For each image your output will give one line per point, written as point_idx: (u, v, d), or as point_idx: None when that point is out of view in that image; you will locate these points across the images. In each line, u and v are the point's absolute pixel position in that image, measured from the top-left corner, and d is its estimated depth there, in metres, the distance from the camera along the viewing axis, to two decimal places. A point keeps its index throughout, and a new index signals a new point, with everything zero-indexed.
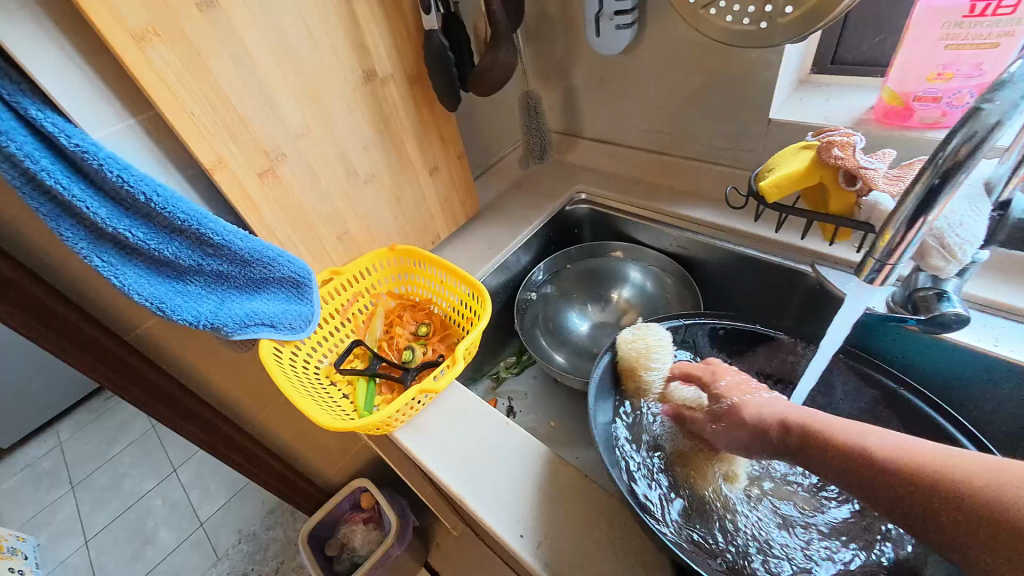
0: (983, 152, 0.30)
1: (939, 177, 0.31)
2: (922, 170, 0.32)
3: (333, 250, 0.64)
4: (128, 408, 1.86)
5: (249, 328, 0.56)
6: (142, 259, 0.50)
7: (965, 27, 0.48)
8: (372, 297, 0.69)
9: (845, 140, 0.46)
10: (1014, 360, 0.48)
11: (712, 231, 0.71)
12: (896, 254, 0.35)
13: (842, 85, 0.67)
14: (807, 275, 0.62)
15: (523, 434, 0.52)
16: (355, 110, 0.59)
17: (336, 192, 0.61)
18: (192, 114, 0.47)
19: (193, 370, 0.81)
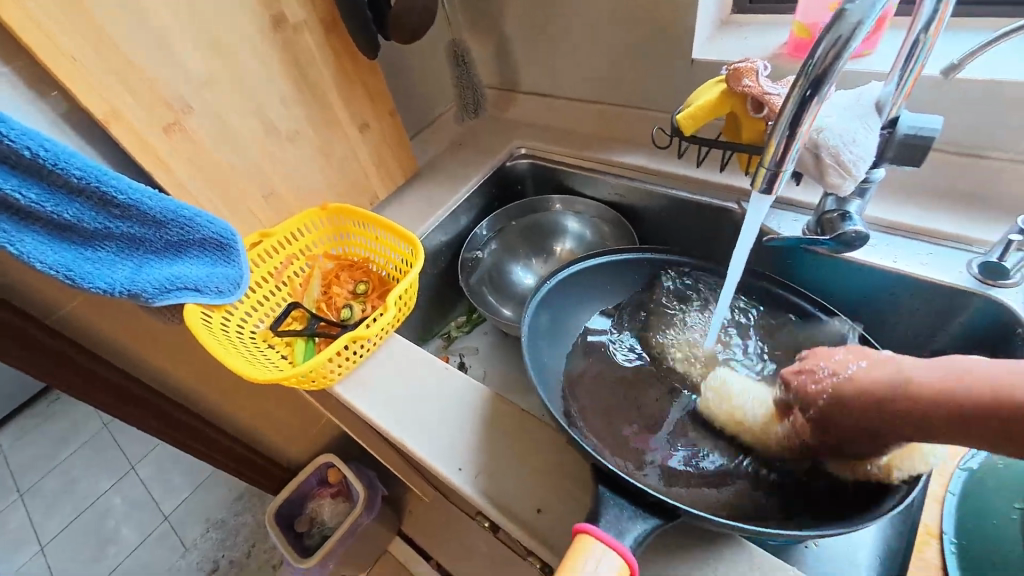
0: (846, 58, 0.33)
1: (810, 87, 0.34)
2: (796, 83, 0.35)
3: (259, 210, 0.62)
4: (75, 410, 1.77)
5: (171, 292, 0.53)
6: (41, 225, 0.47)
7: None
8: (308, 260, 0.67)
9: (749, 66, 0.48)
10: (909, 273, 0.52)
11: (646, 176, 0.73)
12: (781, 162, 0.38)
13: (759, 24, 0.68)
14: (733, 211, 0.65)
15: (462, 376, 0.53)
16: (266, 59, 0.56)
17: (254, 149, 0.59)
18: (74, 60, 0.44)
19: (127, 352, 0.78)
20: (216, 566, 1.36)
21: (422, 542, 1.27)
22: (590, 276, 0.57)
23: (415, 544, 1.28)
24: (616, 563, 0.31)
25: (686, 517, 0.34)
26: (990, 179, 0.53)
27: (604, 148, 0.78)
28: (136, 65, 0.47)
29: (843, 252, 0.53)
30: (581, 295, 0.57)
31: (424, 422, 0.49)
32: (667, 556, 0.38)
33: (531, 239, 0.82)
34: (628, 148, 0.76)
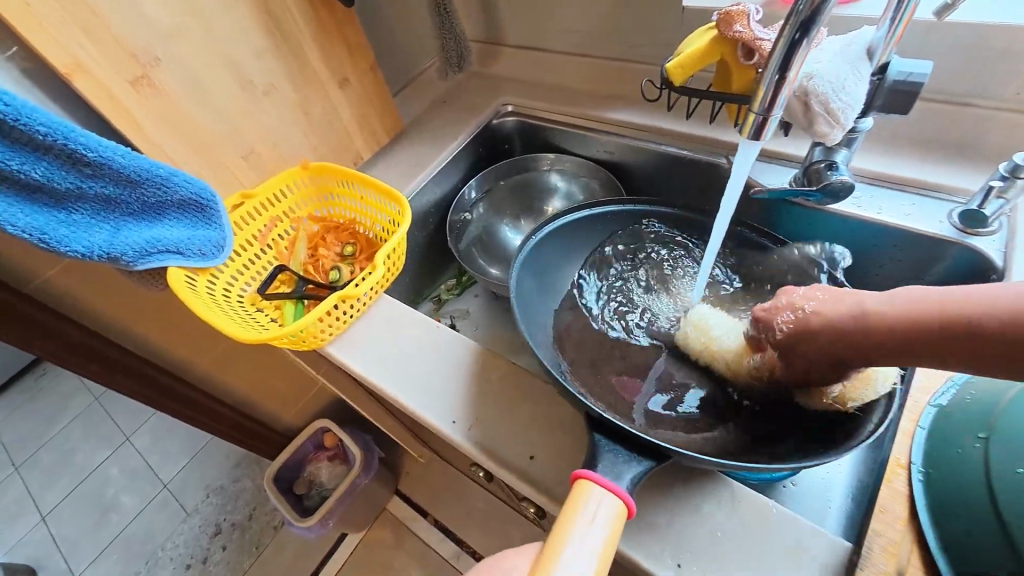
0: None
1: (799, 30, 0.34)
2: (786, 24, 0.34)
3: (239, 171, 0.60)
4: (65, 385, 1.76)
5: (153, 256, 0.52)
6: (8, 185, 0.45)
7: None
8: (293, 222, 0.66)
9: (740, 10, 0.47)
10: (892, 224, 0.53)
11: (637, 131, 0.71)
12: (770, 108, 0.38)
13: None
14: (722, 167, 0.65)
15: (453, 334, 0.53)
16: (235, 6, 0.53)
17: (229, 103, 0.56)
18: (27, 3, 0.41)
19: (113, 321, 0.77)
20: (219, 529, 1.40)
21: (419, 500, 1.32)
22: (577, 228, 0.56)
23: (413, 502, 1.32)
24: (614, 504, 0.32)
25: (673, 456, 0.36)
26: (977, 129, 0.53)
27: (593, 104, 0.76)
28: (94, 11, 0.44)
29: (829, 204, 0.54)
30: (575, 249, 0.57)
31: (417, 378, 0.50)
32: (653, 496, 0.40)
33: (517, 198, 0.81)
34: (618, 104, 0.74)
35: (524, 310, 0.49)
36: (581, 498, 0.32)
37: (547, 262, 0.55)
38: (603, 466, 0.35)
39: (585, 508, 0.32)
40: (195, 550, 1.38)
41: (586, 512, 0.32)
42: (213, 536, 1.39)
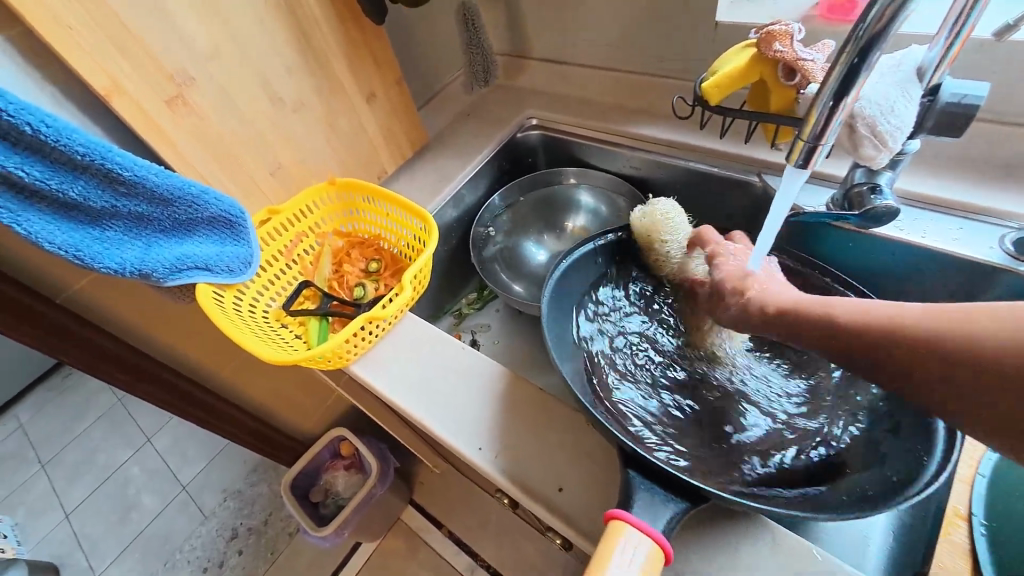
0: (900, 23, 0.31)
1: (859, 54, 0.32)
2: (843, 49, 0.33)
3: (266, 187, 0.60)
4: (89, 385, 1.79)
5: (183, 272, 0.53)
6: (45, 203, 0.45)
7: None
8: (318, 237, 0.66)
9: (784, 30, 0.45)
10: (939, 250, 0.50)
11: (664, 147, 0.70)
12: (821, 136, 0.36)
13: None
14: (754, 185, 0.63)
15: (479, 355, 0.52)
16: (268, 24, 0.53)
17: (259, 119, 0.56)
18: (69, 26, 0.41)
19: (139, 330, 0.78)
20: (235, 533, 1.41)
21: (433, 511, 1.31)
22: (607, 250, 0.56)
23: (427, 513, 1.31)
24: (651, 549, 0.31)
25: (715, 499, 0.34)
26: None
27: (620, 119, 0.74)
28: (133, 32, 0.45)
29: (868, 227, 0.52)
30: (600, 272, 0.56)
31: (442, 402, 0.49)
32: (687, 536, 0.38)
33: (542, 213, 0.80)
34: (646, 118, 0.73)
35: (557, 330, 0.48)
36: (618, 542, 0.31)
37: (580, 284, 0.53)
38: (642, 505, 0.34)
39: (621, 550, 0.30)
40: (211, 554, 1.40)
41: (623, 557, 0.30)
42: (229, 540, 1.40)
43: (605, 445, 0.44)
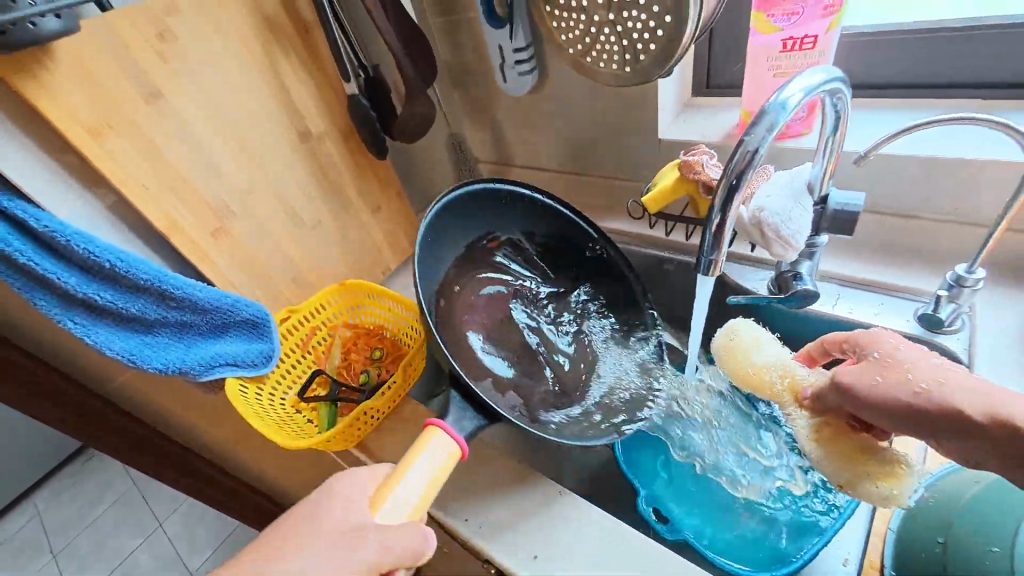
0: (758, 164, 0.39)
1: (734, 182, 0.39)
2: (722, 179, 0.40)
3: (287, 290, 0.71)
4: (107, 470, 1.84)
5: (215, 369, 0.62)
6: (111, 318, 0.57)
7: (784, 60, 0.58)
8: (329, 330, 0.74)
9: (696, 159, 0.56)
10: (865, 323, 0.58)
11: (627, 239, 0.81)
12: (718, 246, 0.42)
13: (717, 105, 0.77)
14: None
15: (468, 435, 0.60)
16: (293, 166, 0.67)
17: (283, 238, 0.68)
18: (146, 188, 0.53)
19: (167, 418, 0.86)
20: None
21: None
22: (484, 194, 0.64)
23: None
24: (449, 452, 0.44)
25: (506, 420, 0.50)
26: (935, 237, 0.59)
27: (591, 214, 0.86)
28: (192, 185, 0.57)
29: (800, 309, 0.60)
30: (482, 211, 0.64)
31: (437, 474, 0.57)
32: None
33: None
34: (612, 213, 0.84)
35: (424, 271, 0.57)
36: (433, 442, 0.44)
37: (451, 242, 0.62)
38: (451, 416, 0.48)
39: (433, 446, 0.44)
40: None
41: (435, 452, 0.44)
42: None
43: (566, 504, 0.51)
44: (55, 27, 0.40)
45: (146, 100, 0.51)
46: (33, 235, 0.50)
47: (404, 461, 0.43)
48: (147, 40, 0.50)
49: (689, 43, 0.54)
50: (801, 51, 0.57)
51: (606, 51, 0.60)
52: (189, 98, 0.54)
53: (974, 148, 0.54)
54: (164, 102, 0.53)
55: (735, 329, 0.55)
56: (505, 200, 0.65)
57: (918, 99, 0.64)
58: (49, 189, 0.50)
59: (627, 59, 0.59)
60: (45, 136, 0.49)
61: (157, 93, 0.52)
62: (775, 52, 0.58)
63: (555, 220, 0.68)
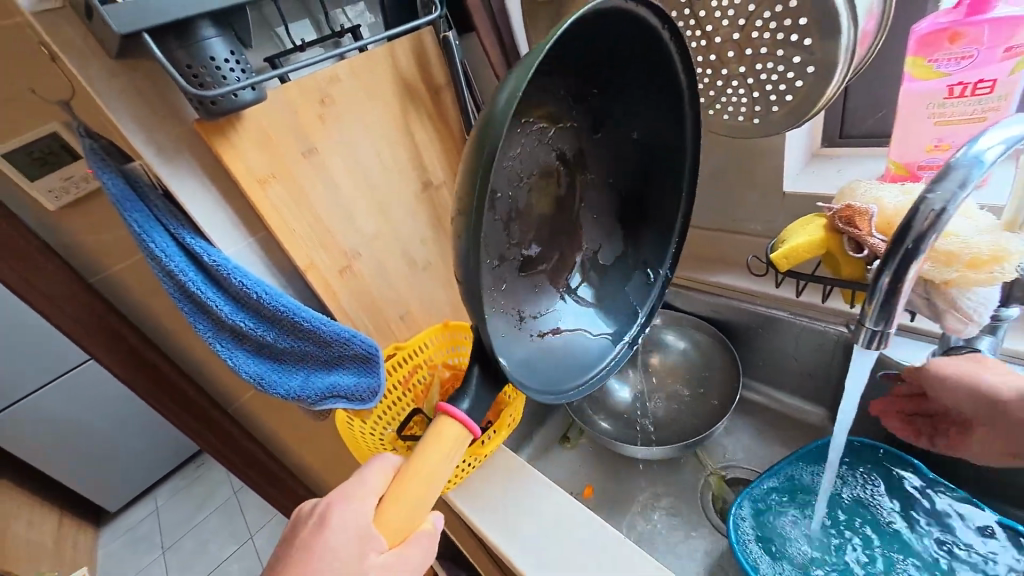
0: (943, 228, 0.34)
1: (912, 243, 0.34)
2: (893, 241, 0.35)
3: (397, 328, 0.74)
4: (214, 476, 2.03)
5: (329, 399, 0.65)
6: (249, 344, 0.63)
7: (950, 106, 0.51)
8: (429, 369, 0.76)
9: (851, 212, 0.50)
10: None
11: (742, 295, 0.75)
12: (884, 316, 0.37)
13: (853, 155, 0.70)
14: (842, 334, 0.64)
15: (562, 494, 0.56)
16: (414, 212, 0.72)
17: (399, 279, 0.73)
18: (293, 229, 0.59)
19: (275, 438, 0.93)
20: None
21: None
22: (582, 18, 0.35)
23: None
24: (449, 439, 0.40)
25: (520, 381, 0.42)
26: None
27: (700, 268, 0.81)
28: (330, 229, 0.63)
29: None
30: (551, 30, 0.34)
31: (552, 537, 0.52)
32: None
33: None
34: (724, 268, 0.79)
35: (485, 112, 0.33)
36: (452, 440, 0.40)
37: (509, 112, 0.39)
38: (469, 402, 0.42)
39: (448, 442, 0.40)
40: None
41: (451, 446, 0.41)
42: None
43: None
44: (249, 97, 0.48)
45: (305, 157, 0.59)
46: (204, 268, 0.57)
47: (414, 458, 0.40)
48: (312, 107, 0.58)
49: (833, 92, 0.50)
50: (973, 96, 0.50)
51: (734, 100, 0.57)
52: (336, 154, 0.61)
53: None
54: (317, 157, 0.60)
55: (851, 191, 0.54)
56: (617, 68, 0.44)
57: None
58: (221, 230, 0.59)
59: (756, 110, 0.56)
60: (224, 185, 0.58)
61: (312, 149, 0.59)
62: (937, 98, 0.52)
63: (659, 117, 0.48)
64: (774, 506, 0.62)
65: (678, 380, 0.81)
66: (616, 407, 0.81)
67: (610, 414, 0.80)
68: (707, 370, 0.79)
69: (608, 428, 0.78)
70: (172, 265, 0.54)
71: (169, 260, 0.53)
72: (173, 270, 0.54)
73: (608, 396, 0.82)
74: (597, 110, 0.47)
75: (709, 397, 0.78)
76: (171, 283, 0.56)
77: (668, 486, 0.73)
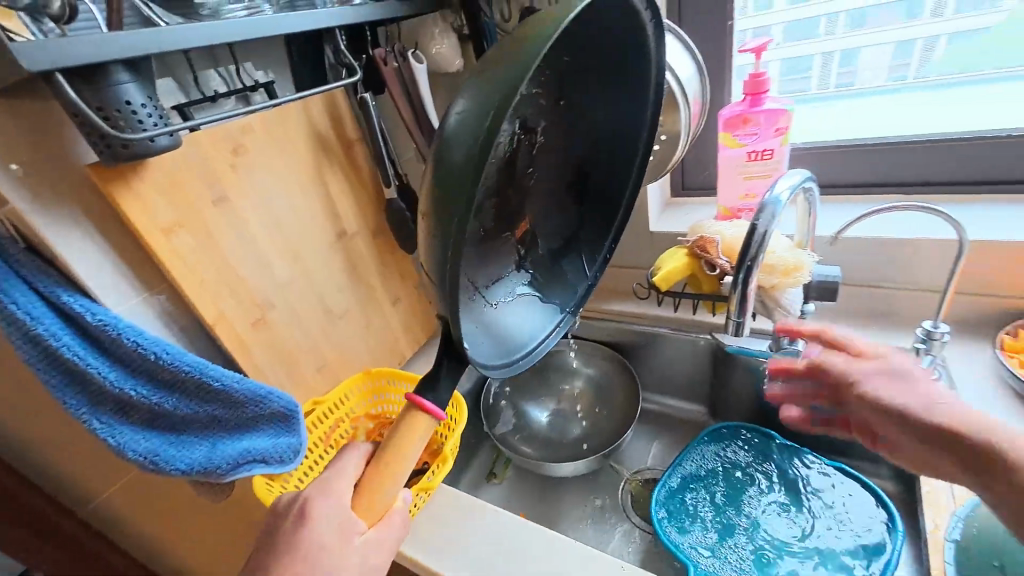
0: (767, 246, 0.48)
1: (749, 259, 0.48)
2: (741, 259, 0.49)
3: (313, 380, 0.71)
4: None
5: (243, 466, 0.59)
6: (138, 416, 0.55)
7: (751, 166, 0.72)
8: (352, 421, 0.73)
9: (702, 243, 0.67)
10: None
11: (631, 318, 0.88)
12: (741, 311, 0.51)
13: (694, 203, 0.91)
14: (708, 341, 0.81)
15: (509, 515, 0.58)
16: (329, 260, 0.71)
17: (315, 329, 0.70)
18: (201, 281, 0.56)
19: (147, 539, 0.77)
20: None
21: None
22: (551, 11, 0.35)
23: None
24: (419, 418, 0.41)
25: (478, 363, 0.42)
26: (893, 304, 0.70)
27: (595, 299, 0.94)
28: (242, 278, 0.60)
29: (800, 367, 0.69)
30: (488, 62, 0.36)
31: (512, 553, 0.54)
32: None
33: (539, 375, 0.93)
34: (613, 297, 0.92)
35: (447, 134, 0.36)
36: (421, 427, 0.41)
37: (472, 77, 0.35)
38: (434, 393, 0.41)
39: (419, 429, 0.41)
40: None
41: (421, 432, 0.41)
42: None
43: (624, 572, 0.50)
44: (165, 142, 0.46)
45: (216, 205, 0.56)
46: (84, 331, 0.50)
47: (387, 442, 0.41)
48: (224, 155, 0.57)
49: (679, 155, 0.67)
50: (763, 160, 0.71)
51: None
52: (249, 202, 0.60)
53: (910, 230, 0.67)
54: (228, 205, 0.58)
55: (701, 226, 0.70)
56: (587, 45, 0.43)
57: (851, 195, 0.81)
58: (106, 286, 0.52)
59: None
60: (112, 236, 0.53)
61: (224, 197, 0.57)
62: (743, 161, 0.72)
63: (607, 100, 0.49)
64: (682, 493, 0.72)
65: (588, 402, 0.90)
66: (536, 434, 0.87)
67: (532, 440, 0.86)
68: (611, 388, 0.90)
69: (532, 453, 0.84)
70: (40, 327, 0.46)
71: (37, 322, 0.45)
72: (41, 334, 0.46)
73: (529, 425, 0.88)
74: (561, 74, 0.44)
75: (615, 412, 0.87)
76: (36, 351, 0.47)
77: (591, 495, 0.80)
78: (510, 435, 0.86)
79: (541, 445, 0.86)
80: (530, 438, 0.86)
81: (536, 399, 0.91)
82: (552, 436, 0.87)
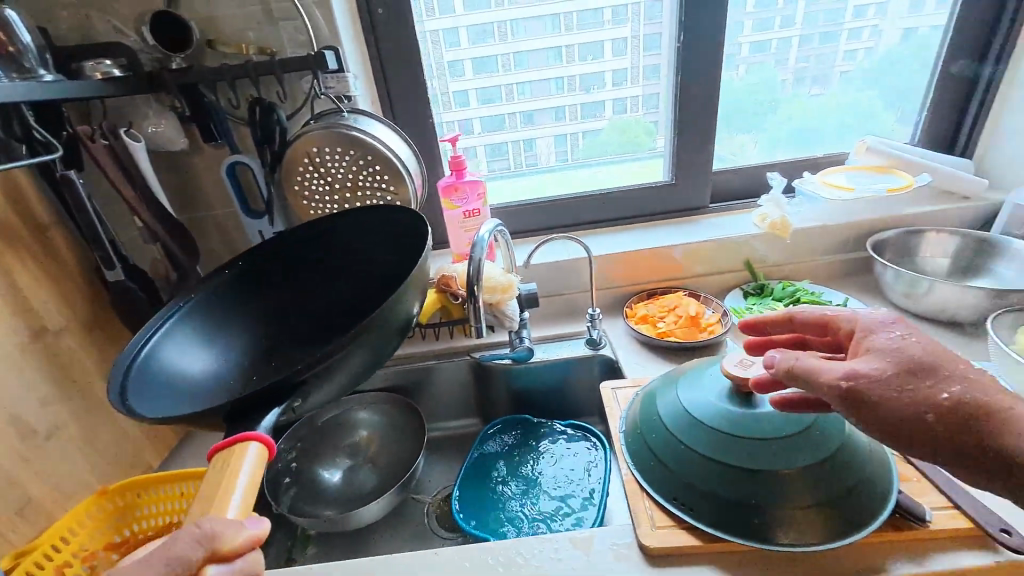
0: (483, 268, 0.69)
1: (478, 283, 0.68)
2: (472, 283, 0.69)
3: (12, 527, 0.54)
4: None
5: None
6: None
7: (467, 221, 0.97)
8: (86, 560, 0.58)
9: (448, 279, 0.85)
10: (571, 355, 0.94)
11: (405, 359, 1.00)
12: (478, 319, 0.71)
13: (439, 255, 1.12)
14: (470, 360, 0.99)
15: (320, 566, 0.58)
16: (23, 367, 0.58)
17: (9, 459, 0.55)
18: None
19: None
20: None
21: None
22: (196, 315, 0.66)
23: None
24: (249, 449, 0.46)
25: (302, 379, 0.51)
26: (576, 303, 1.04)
27: None
28: None
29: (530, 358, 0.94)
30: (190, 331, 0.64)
31: None
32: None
33: (324, 441, 0.94)
34: None
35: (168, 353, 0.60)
36: (235, 456, 0.45)
37: (196, 348, 0.64)
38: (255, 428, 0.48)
39: (233, 459, 0.45)
40: None
41: (235, 461, 0.44)
42: None
43: (442, 557, 0.58)
44: None
45: None
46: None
47: (205, 479, 0.45)
48: None
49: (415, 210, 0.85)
50: (473, 217, 0.97)
51: None
52: None
53: (572, 253, 1.02)
54: None
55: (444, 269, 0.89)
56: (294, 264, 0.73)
57: (540, 235, 1.15)
58: None
59: None
60: None
61: None
62: (460, 218, 0.96)
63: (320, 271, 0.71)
64: (476, 492, 0.84)
65: (378, 445, 0.94)
66: (335, 494, 0.87)
67: (332, 501, 0.85)
68: (396, 427, 0.95)
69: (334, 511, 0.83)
70: None
71: None
72: None
73: (325, 490, 0.87)
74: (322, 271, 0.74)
75: (407, 444, 0.93)
76: None
77: (398, 532, 0.84)
78: (307, 505, 0.84)
79: (342, 501, 0.86)
80: (329, 500, 0.85)
81: (327, 463, 0.91)
82: (351, 490, 0.88)
